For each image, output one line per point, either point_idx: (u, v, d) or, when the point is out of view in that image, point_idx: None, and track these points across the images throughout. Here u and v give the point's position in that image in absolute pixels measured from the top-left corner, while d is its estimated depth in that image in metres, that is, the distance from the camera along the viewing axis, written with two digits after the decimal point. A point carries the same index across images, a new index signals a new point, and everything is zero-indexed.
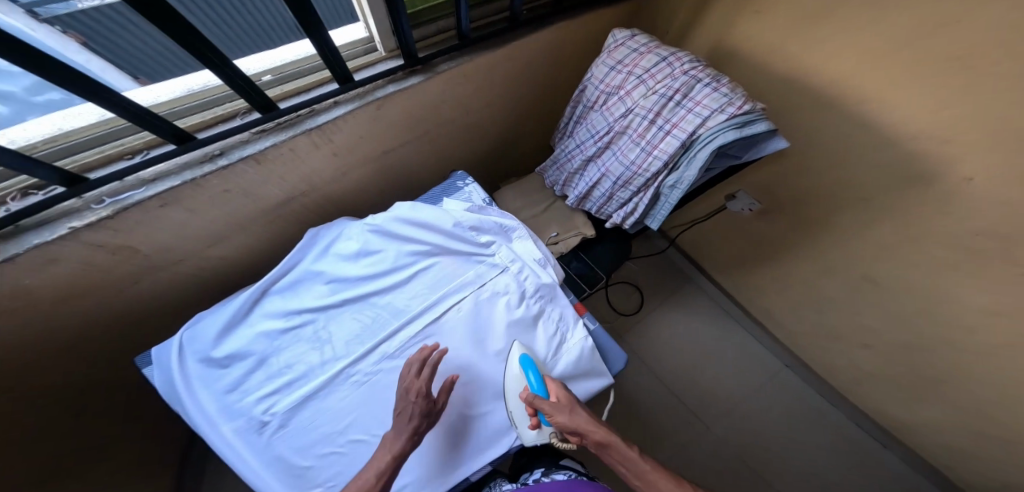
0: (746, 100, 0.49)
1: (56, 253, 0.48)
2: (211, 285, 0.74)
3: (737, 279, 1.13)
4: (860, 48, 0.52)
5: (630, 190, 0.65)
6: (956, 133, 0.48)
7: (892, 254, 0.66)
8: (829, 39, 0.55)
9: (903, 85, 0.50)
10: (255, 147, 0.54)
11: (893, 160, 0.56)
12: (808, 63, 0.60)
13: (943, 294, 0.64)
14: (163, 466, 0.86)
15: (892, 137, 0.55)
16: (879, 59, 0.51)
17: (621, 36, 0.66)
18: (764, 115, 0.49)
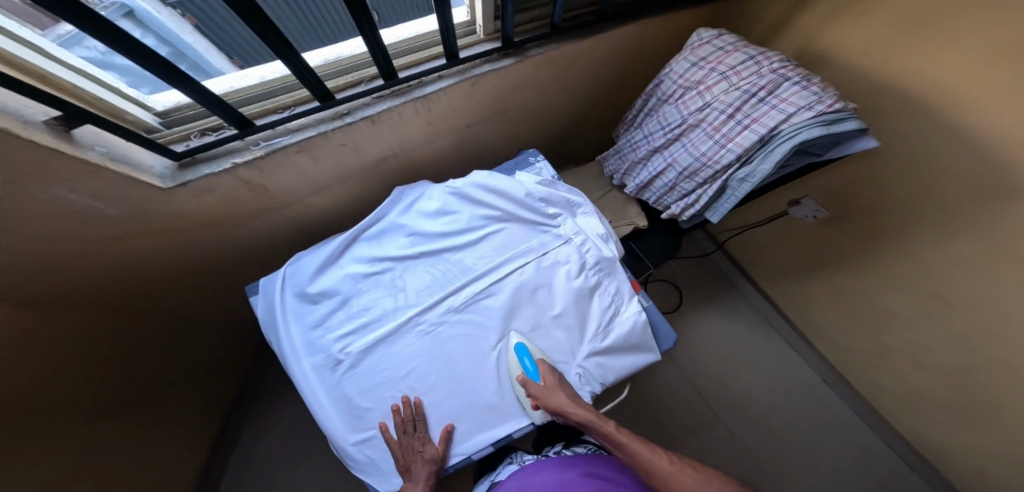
0: (836, 99, 0.51)
1: (215, 183, 0.59)
2: (305, 229, 0.85)
3: (784, 287, 1.13)
4: (959, 58, 0.53)
5: (695, 181, 0.67)
6: None
7: (966, 269, 0.66)
8: (928, 47, 0.56)
9: (1000, 98, 0.50)
10: (374, 109, 0.65)
11: (981, 172, 0.56)
12: (901, 70, 0.60)
13: (1015, 316, 0.62)
14: (179, 405, 0.97)
15: (982, 150, 0.54)
16: (978, 70, 0.51)
17: (706, 35, 0.70)
18: (854, 115, 0.51)
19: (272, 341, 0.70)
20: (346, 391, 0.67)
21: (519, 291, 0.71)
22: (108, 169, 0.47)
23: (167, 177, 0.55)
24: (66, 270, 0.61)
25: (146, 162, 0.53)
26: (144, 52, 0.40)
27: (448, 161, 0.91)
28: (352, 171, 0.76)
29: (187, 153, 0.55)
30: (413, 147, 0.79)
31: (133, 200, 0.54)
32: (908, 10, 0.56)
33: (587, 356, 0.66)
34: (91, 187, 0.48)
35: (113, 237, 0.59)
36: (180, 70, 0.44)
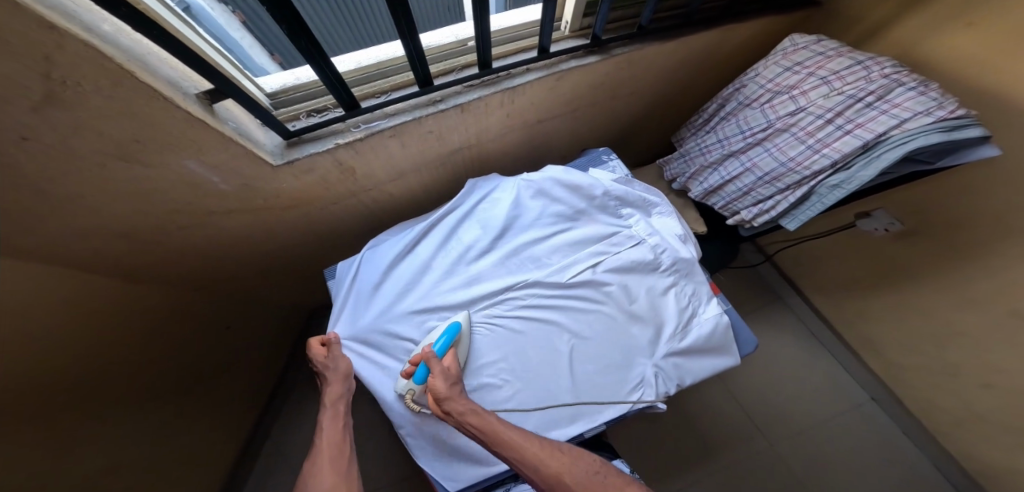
0: (959, 106, 0.51)
1: (315, 163, 0.61)
2: (373, 215, 0.87)
3: (839, 302, 1.10)
4: None
5: (776, 187, 0.66)
6: None
7: None
8: None
9: None
10: (466, 98, 0.66)
11: None
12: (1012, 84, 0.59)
13: None
14: (244, 370, 1.04)
15: None
16: None
17: (803, 41, 0.70)
18: (977, 123, 0.50)
19: (339, 329, 0.71)
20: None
21: (590, 289, 0.71)
22: (237, 144, 0.50)
23: (276, 154, 0.57)
24: (167, 239, 0.64)
25: (261, 138, 0.56)
26: (297, 26, 0.42)
27: (514, 156, 0.92)
28: (430, 158, 0.77)
29: (297, 132, 0.57)
30: (486, 139, 0.80)
31: (245, 176, 0.56)
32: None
33: (664, 356, 0.65)
34: (217, 159, 0.50)
35: (215, 210, 0.61)
36: (318, 43, 0.46)
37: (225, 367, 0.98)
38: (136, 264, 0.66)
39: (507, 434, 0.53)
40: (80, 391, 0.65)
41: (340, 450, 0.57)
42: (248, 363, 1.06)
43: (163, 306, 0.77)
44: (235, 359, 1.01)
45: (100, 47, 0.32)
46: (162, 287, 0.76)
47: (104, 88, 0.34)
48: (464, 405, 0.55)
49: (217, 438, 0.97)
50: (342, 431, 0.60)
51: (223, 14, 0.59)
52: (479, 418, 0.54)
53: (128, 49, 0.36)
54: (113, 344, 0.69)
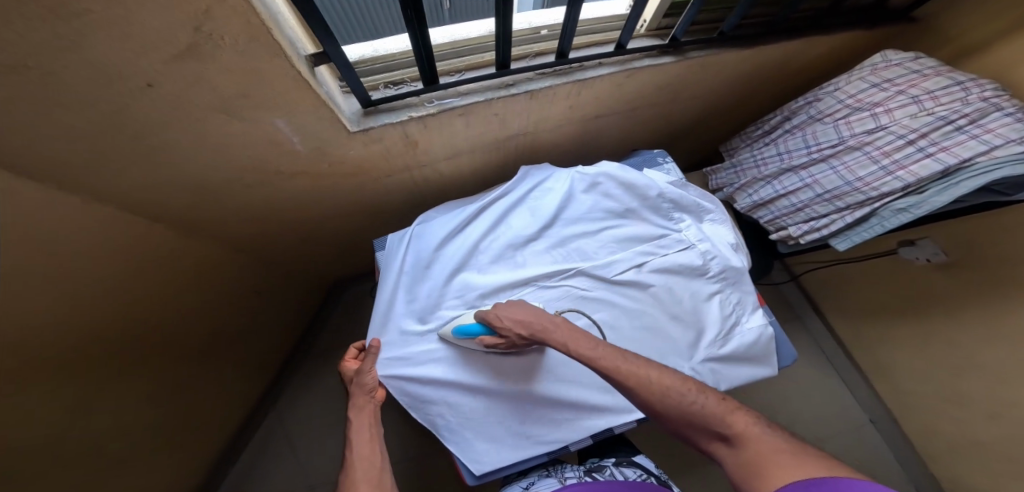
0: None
1: (386, 134, 0.61)
2: (419, 192, 0.88)
3: (859, 324, 1.11)
4: None
5: (834, 206, 0.67)
6: None
7: None
8: None
9: None
10: (537, 84, 0.66)
11: None
12: None
13: None
14: (271, 329, 1.07)
15: None
16: None
17: (897, 58, 0.69)
18: None
19: (384, 303, 0.73)
20: (453, 365, 0.69)
21: (634, 289, 0.72)
22: (327, 108, 0.50)
23: (353, 121, 0.57)
24: (230, 195, 0.64)
25: (342, 104, 0.56)
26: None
27: (564, 148, 0.92)
28: (487, 141, 0.77)
29: (375, 101, 0.58)
30: (542, 129, 0.81)
31: (321, 139, 0.57)
32: None
33: (702, 361, 0.67)
34: (304, 120, 0.50)
35: (280, 169, 0.62)
36: (422, 14, 0.46)
37: (254, 325, 1.01)
38: (196, 216, 0.67)
39: (589, 347, 0.55)
40: (115, 332, 0.66)
41: (373, 462, 0.56)
42: (274, 321, 1.08)
43: (209, 258, 0.79)
44: (265, 317, 1.04)
45: (254, 3, 0.32)
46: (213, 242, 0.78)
47: (241, 43, 0.35)
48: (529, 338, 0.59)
49: (230, 391, 1.00)
50: (373, 443, 0.58)
51: None
52: (558, 334, 0.58)
53: (269, 6, 0.36)
54: (163, 288, 0.72)
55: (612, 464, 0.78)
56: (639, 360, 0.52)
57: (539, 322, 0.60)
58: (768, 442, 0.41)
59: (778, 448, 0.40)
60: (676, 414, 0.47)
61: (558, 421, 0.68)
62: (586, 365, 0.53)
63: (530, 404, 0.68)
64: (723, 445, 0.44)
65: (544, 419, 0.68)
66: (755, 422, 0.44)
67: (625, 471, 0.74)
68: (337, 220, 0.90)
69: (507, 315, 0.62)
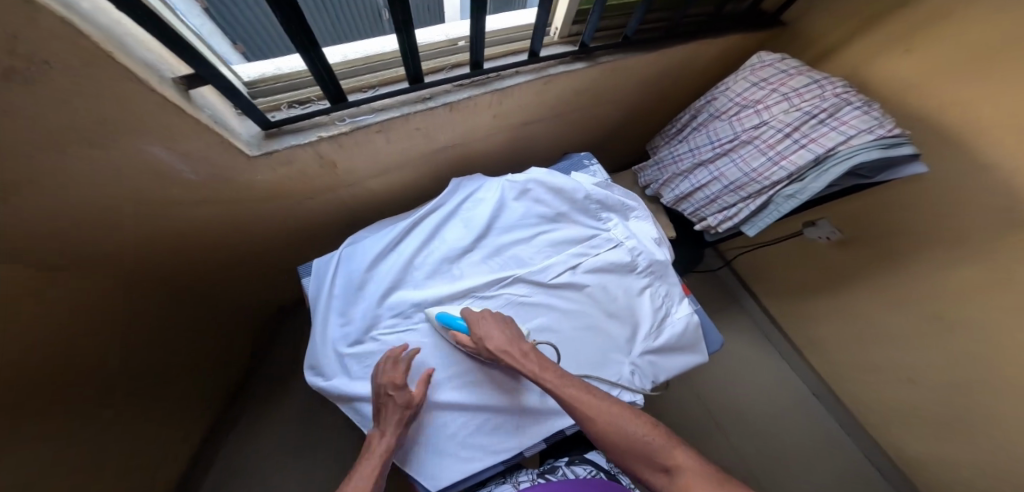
0: (896, 126, 0.58)
1: (294, 156, 0.59)
2: (350, 212, 0.85)
3: (783, 300, 1.22)
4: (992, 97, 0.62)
5: (739, 195, 0.74)
6: None
7: (970, 296, 0.75)
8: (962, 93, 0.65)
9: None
10: (455, 97, 0.66)
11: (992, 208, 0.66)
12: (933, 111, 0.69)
13: (1010, 341, 0.72)
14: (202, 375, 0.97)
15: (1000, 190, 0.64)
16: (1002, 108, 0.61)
17: (769, 59, 0.77)
18: (908, 142, 0.57)
19: (318, 332, 0.69)
20: None
21: (570, 290, 0.74)
22: (212, 131, 0.47)
23: (253, 145, 0.54)
24: (124, 231, 0.59)
25: (237, 127, 0.52)
26: (292, 16, 0.41)
27: (497, 158, 0.93)
28: (414, 155, 0.76)
29: (277, 123, 0.55)
30: (471, 140, 0.81)
31: (217, 165, 0.53)
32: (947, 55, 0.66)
33: (640, 355, 0.70)
34: (187, 148, 0.48)
35: (176, 200, 0.57)
36: (310, 30, 0.44)
37: (186, 373, 0.91)
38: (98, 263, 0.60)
39: (551, 375, 0.58)
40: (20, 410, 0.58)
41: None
42: (207, 365, 0.98)
43: (122, 308, 0.70)
44: (198, 361, 0.94)
45: (80, 26, 0.29)
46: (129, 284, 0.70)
47: (76, 68, 0.32)
48: (507, 354, 0.60)
49: (166, 451, 0.90)
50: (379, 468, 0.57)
51: None
52: (526, 357, 0.60)
53: (108, 29, 0.33)
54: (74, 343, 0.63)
55: (565, 463, 0.77)
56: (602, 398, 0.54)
57: (508, 345, 0.61)
58: (700, 474, 0.45)
59: (709, 481, 0.43)
60: (624, 447, 0.49)
61: (510, 427, 0.67)
62: (549, 392, 0.55)
63: (481, 414, 0.67)
64: (663, 478, 0.46)
65: (496, 428, 0.67)
66: (686, 456, 0.47)
67: (576, 468, 0.73)
68: (259, 248, 0.84)
69: (483, 327, 0.63)
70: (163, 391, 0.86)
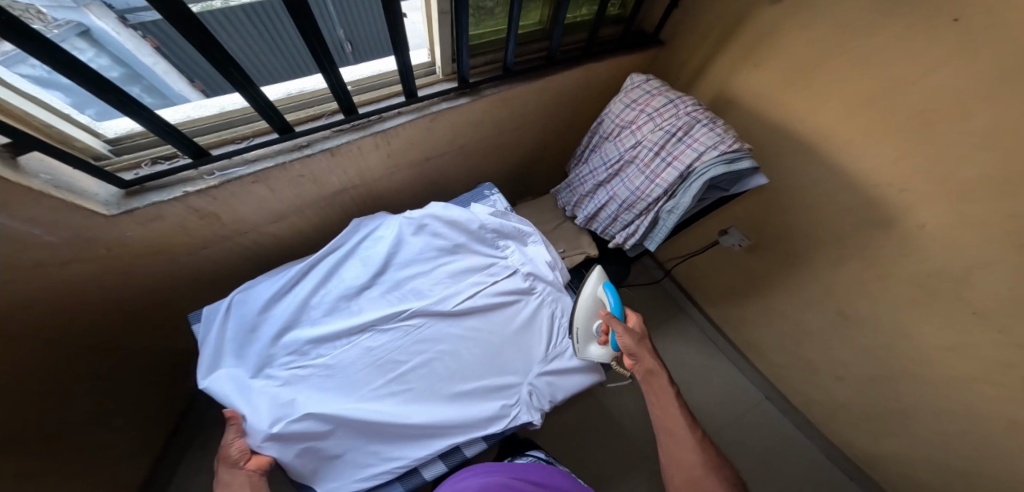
0: (735, 141, 0.63)
1: (164, 210, 0.60)
2: (253, 260, 0.84)
3: (721, 307, 1.21)
4: (836, 103, 0.67)
5: (633, 213, 0.77)
6: (911, 184, 0.62)
7: (866, 288, 0.77)
8: (812, 96, 0.70)
9: (874, 142, 0.64)
10: (334, 142, 0.69)
11: (863, 203, 0.70)
12: (794, 118, 0.75)
13: (911, 332, 0.73)
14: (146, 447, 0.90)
15: (867, 186, 0.68)
16: (849, 114, 0.66)
17: (638, 80, 0.82)
18: (749, 155, 0.63)
19: (203, 375, 0.62)
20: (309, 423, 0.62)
21: (474, 317, 0.73)
22: (49, 196, 0.48)
23: (111, 205, 0.56)
24: (38, 289, 0.58)
25: (92, 189, 0.55)
26: (103, 84, 0.45)
27: (408, 191, 0.94)
28: (311, 200, 0.77)
29: (136, 181, 0.57)
30: (373, 179, 0.83)
31: (74, 227, 0.54)
32: (794, 67, 0.72)
33: (538, 375, 0.70)
34: (33, 213, 0.49)
35: (50, 267, 0.56)
36: (132, 97, 0.47)
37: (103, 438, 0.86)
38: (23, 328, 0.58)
39: (668, 405, 0.66)
40: None
41: None
42: (144, 423, 0.90)
43: (51, 369, 0.66)
44: (144, 424, 0.90)
45: None
46: (60, 345, 0.67)
47: None
48: (644, 361, 0.68)
49: None
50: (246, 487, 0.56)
51: (131, 40, 0.59)
52: (660, 381, 0.67)
53: None
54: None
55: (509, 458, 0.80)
56: (703, 441, 0.63)
57: (649, 366, 0.68)
58: None
59: None
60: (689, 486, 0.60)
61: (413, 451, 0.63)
62: (657, 413, 0.67)
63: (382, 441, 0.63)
64: None
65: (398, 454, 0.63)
66: None
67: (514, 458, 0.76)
68: (158, 309, 0.81)
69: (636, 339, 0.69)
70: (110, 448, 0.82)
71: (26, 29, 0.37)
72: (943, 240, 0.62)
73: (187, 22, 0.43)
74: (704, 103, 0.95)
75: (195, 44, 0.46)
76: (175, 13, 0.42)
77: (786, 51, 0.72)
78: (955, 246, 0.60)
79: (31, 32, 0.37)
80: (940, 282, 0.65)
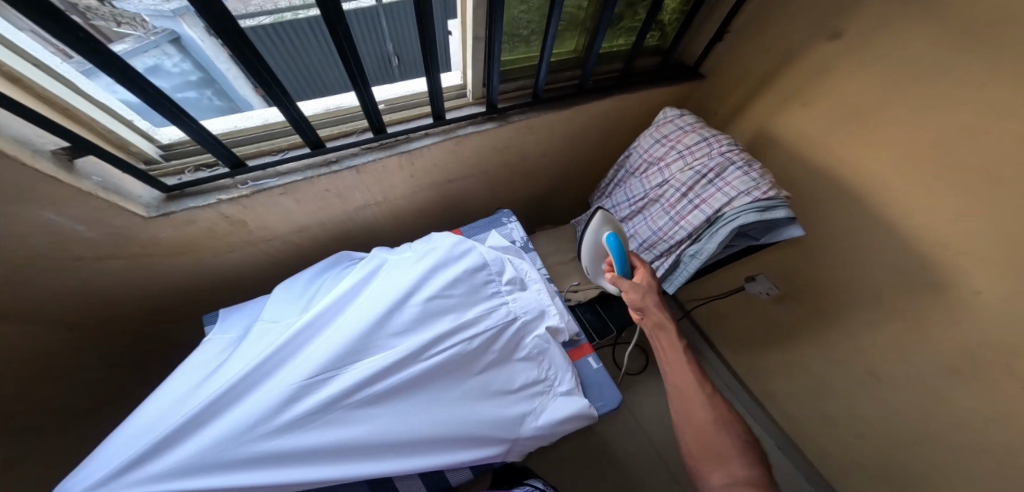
0: (771, 188, 0.60)
1: (197, 215, 0.63)
2: (273, 266, 0.86)
3: (741, 353, 1.13)
4: (883, 154, 0.63)
5: (654, 253, 0.75)
6: (965, 248, 0.57)
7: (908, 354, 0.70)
8: (856, 144, 0.67)
9: (925, 198, 0.59)
10: (361, 159, 0.71)
11: (909, 262, 0.65)
12: (836, 166, 0.71)
13: (958, 408, 0.66)
14: None
15: (916, 244, 0.63)
16: (897, 167, 0.62)
17: (671, 114, 0.80)
18: (786, 204, 0.59)
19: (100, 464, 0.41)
20: None
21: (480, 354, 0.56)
22: (97, 196, 0.52)
23: (151, 207, 0.59)
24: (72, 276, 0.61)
25: (137, 192, 0.59)
26: (155, 95, 0.47)
27: (429, 210, 0.95)
28: (334, 214, 0.79)
29: (177, 186, 0.61)
30: (396, 196, 0.84)
31: (114, 225, 0.57)
32: (838, 112, 0.68)
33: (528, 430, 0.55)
34: (80, 211, 0.52)
35: (85, 259, 0.59)
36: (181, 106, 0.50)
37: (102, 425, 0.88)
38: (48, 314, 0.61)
39: (675, 358, 0.60)
40: None
41: None
42: None
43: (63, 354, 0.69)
44: None
45: None
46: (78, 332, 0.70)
47: None
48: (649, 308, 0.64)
49: None
50: None
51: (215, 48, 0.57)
52: (667, 335, 0.61)
53: None
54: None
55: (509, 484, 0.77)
56: (716, 399, 0.56)
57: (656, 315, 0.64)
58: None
59: None
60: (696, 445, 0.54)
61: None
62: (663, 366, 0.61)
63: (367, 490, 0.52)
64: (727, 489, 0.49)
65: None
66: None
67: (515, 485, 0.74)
68: (175, 307, 0.83)
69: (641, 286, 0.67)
70: (95, 416, 0.85)
71: (91, 42, 0.40)
72: (1000, 311, 0.56)
73: (232, 39, 0.46)
74: (740, 142, 0.92)
75: (241, 60, 0.49)
76: (226, 33, 0.45)
77: (831, 95, 0.69)
78: (1015, 319, 0.55)
79: (100, 47, 0.41)
80: (995, 357, 0.58)
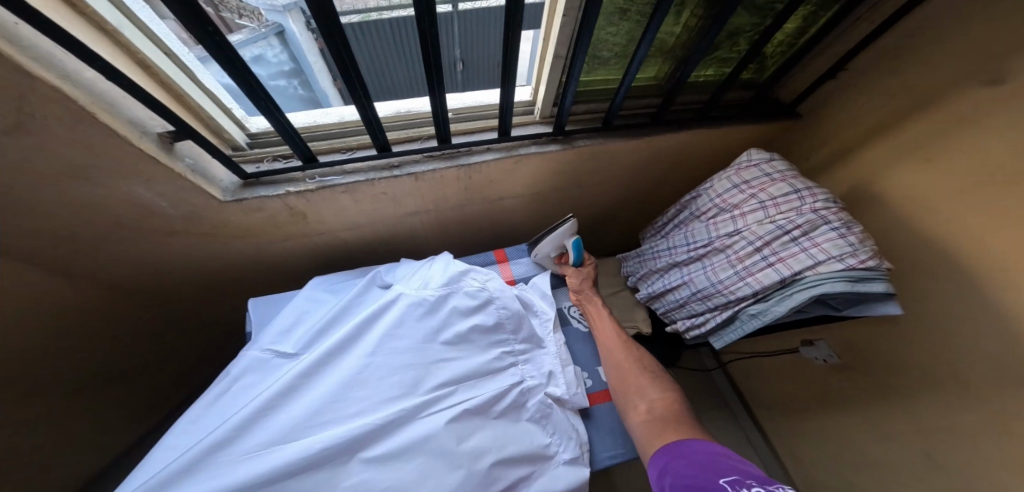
0: (870, 257, 0.53)
1: (264, 203, 0.65)
2: (320, 258, 0.88)
3: (790, 427, 0.99)
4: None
5: (707, 305, 0.66)
6: None
7: None
8: (989, 213, 0.56)
9: None
10: (422, 167, 0.71)
11: None
12: (958, 237, 0.59)
13: None
14: None
15: None
16: None
17: (756, 157, 0.72)
18: (886, 277, 0.53)
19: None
20: None
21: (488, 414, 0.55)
22: (184, 177, 0.55)
23: (228, 191, 0.62)
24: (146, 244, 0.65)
25: (219, 175, 0.62)
26: (255, 90, 0.49)
27: (477, 224, 0.94)
28: (385, 217, 0.80)
29: (254, 174, 0.63)
30: (447, 207, 0.83)
31: (192, 204, 0.60)
32: (970, 175, 0.58)
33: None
34: (167, 189, 0.55)
35: (161, 230, 0.63)
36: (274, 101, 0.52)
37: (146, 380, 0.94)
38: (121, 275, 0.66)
39: (602, 318, 0.74)
40: None
41: None
42: None
43: None
44: None
45: (66, 90, 0.39)
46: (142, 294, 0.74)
47: (67, 121, 0.41)
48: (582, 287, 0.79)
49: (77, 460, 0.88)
50: None
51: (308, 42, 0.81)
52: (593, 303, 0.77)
53: (99, 93, 0.44)
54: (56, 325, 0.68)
55: None
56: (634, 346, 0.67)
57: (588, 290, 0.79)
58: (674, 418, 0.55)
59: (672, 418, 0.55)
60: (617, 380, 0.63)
61: None
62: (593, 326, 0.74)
63: None
64: (643, 410, 0.57)
65: None
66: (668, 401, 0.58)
67: None
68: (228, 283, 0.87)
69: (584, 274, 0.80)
70: None
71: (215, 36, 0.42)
72: None
73: (332, 39, 0.47)
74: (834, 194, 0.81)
75: (335, 60, 0.50)
76: (328, 34, 0.46)
77: (964, 153, 0.58)
78: None
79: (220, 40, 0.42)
80: None
